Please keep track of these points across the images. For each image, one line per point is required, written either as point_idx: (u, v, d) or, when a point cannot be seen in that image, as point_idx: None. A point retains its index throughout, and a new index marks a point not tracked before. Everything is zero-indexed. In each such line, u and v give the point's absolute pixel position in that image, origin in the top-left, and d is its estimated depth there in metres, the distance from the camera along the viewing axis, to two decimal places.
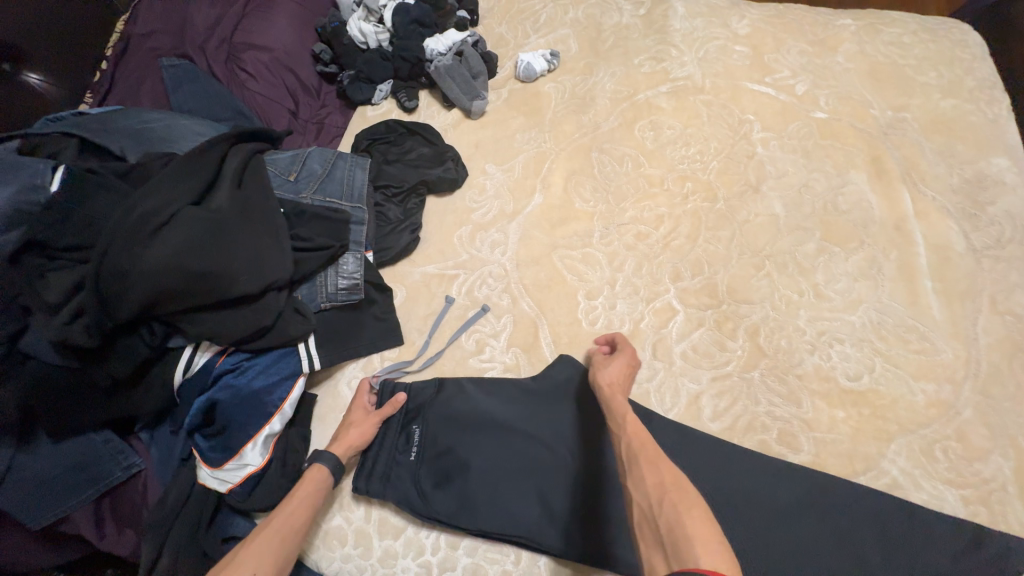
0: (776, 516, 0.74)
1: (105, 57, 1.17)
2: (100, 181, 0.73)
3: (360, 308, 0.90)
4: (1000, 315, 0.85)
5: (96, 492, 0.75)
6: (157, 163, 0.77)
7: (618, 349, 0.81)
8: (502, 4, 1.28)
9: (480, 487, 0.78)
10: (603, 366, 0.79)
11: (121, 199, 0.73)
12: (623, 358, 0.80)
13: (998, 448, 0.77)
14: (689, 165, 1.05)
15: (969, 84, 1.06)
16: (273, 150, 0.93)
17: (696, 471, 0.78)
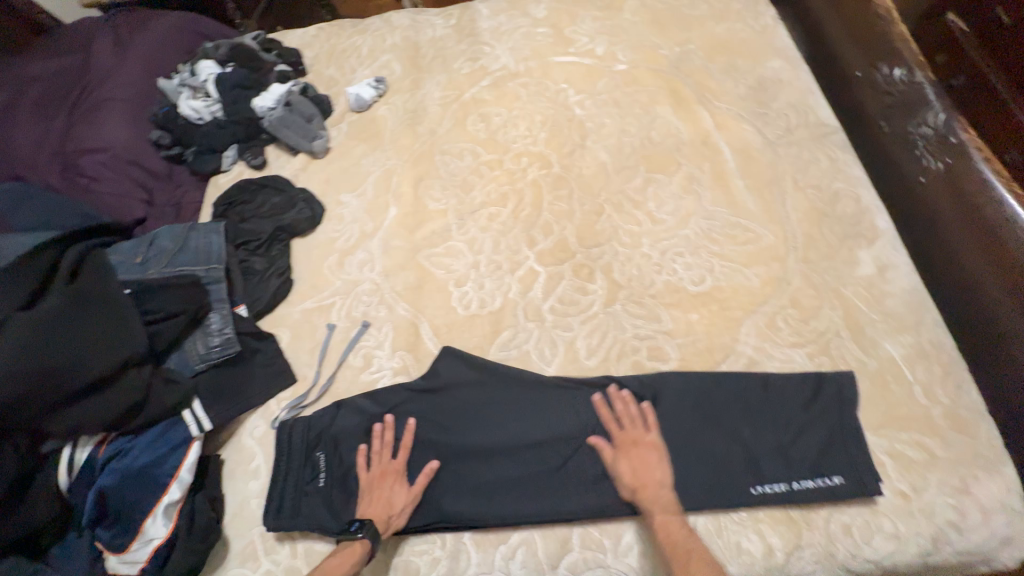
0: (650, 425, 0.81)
1: None
2: None
3: (243, 360, 0.92)
4: (803, 190, 0.96)
5: None
6: None
7: (641, 444, 0.79)
8: (326, 49, 1.37)
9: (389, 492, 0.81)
10: (620, 461, 0.78)
11: None
12: (656, 441, 0.79)
13: (827, 302, 0.86)
14: (522, 142, 1.14)
15: (735, 9, 1.22)
16: (106, 243, 0.98)
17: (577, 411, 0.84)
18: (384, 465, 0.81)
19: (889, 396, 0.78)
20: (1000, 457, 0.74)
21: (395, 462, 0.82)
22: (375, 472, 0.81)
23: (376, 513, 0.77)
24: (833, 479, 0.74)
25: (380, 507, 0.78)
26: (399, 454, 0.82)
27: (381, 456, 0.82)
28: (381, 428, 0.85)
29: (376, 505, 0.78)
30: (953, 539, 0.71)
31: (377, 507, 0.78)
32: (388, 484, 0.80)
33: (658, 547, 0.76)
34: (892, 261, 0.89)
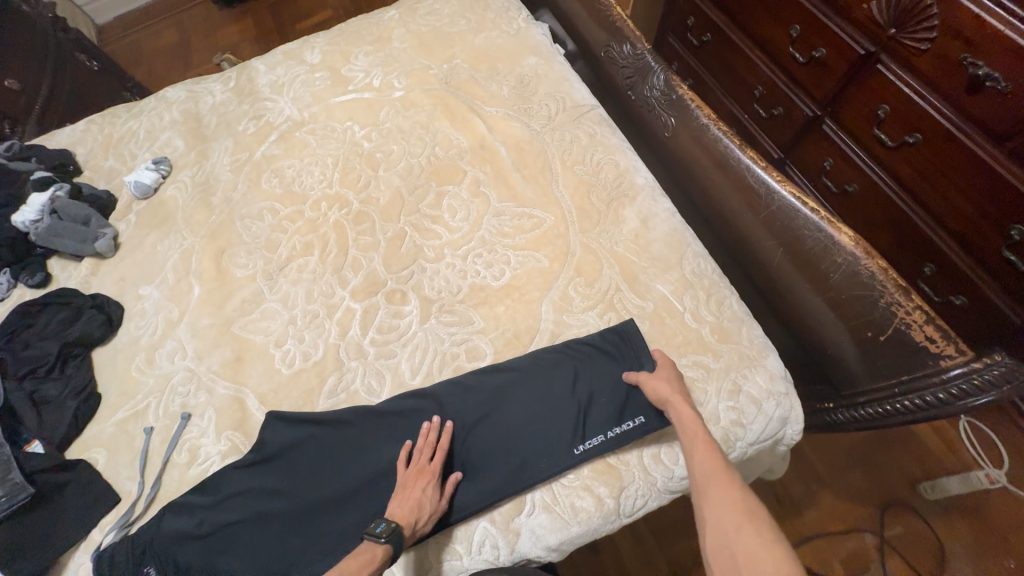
0: (475, 423, 0.84)
1: None
2: None
3: (49, 499, 0.85)
4: (572, 169, 1.06)
5: None
6: None
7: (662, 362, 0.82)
8: (101, 141, 1.29)
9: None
10: (653, 380, 0.79)
11: None
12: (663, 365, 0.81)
13: (605, 263, 0.95)
14: (319, 188, 1.15)
15: (491, 18, 1.32)
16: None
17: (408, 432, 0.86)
18: (420, 464, 0.79)
19: (667, 329, 0.88)
20: (762, 351, 0.87)
21: (432, 463, 0.79)
22: (408, 472, 0.78)
23: (403, 515, 0.74)
24: (638, 419, 0.82)
25: (409, 509, 0.74)
26: (438, 454, 0.79)
27: (416, 457, 0.80)
28: (429, 427, 0.82)
29: (406, 507, 0.75)
30: (741, 435, 0.81)
31: (404, 511, 0.74)
32: (421, 484, 0.76)
33: (506, 534, 0.79)
34: (653, 211, 1.00)
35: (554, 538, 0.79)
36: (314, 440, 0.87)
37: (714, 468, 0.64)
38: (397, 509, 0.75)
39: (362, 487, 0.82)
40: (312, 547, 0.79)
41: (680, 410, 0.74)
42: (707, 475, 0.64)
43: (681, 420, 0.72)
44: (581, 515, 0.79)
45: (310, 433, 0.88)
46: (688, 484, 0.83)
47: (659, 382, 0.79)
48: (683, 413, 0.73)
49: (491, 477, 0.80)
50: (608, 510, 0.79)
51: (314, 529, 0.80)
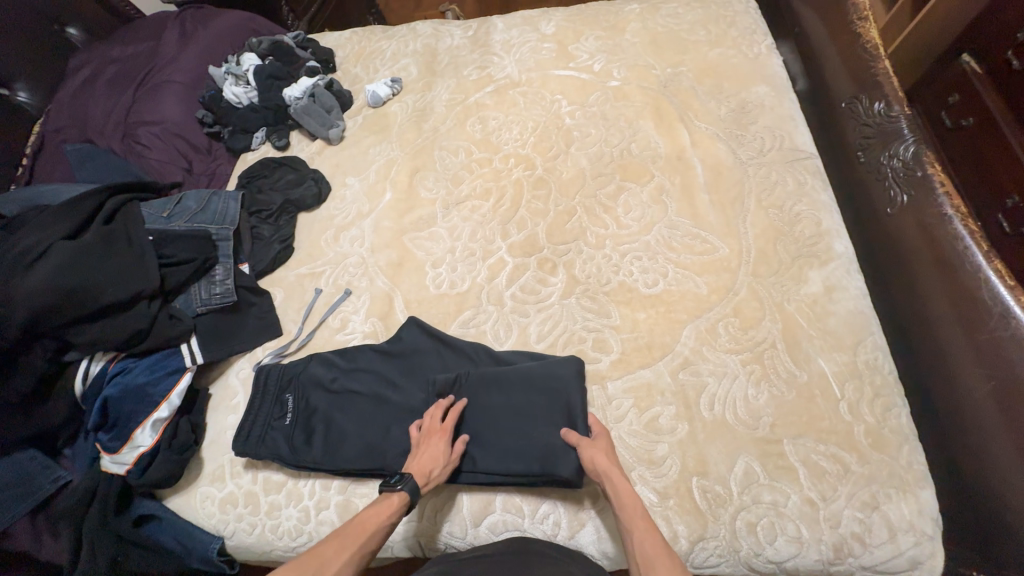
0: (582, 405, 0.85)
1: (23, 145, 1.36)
2: None
3: (241, 310, 1.06)
4: (765, 210, 1.01)
5: (29, 506, 0.88)
6: (33, 213, 0.97)
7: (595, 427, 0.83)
8: (356, 50, 1.52)
9: (343, 438, 0.90)
10: (591, 447, 0.78)
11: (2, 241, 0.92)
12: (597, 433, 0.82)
13: (768, 315, 0.90)
14: (512, 145, 1.23)
15: (733, 35, 1.27)
16: (141, 199, 1.13)
17: (510, 388, 0.89)
18: (433, 424, 0.84)
19: (813, 409, 0.81)
20: (918, 480, 0.75)
21: (443, 423, 0.84)
22: (423, 431, 0.84)
23: (420, 469, 0.78)
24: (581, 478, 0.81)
25: (426, 463, 0.79)
26: (450, 415, 0.85)
27: (429, 419, 0.85)
28: (448, 400, 0.88)
29: (421, 461, 0.79)
30: (857, 552, 0.73)
31: (422, 464, 0.79)
32: (434, 442, 0.82)
33: (571, 518, 0.82)
34: (843, 283, 0.91)
35: (612, 545, 0.80)
36: (437, 355, 0.97)
37: (654, 546, 0.66)
38: (412, 464, 0.80)
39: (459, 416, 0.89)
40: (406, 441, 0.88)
41: (615, 483, 0.74)
42: (648, 555, 0.65)
43: (616, 495, 0.72)
44: None
45: (435, 347, 0.98)
46: (773, 570, 0.75)
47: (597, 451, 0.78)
48: (622, 488, 0.73)
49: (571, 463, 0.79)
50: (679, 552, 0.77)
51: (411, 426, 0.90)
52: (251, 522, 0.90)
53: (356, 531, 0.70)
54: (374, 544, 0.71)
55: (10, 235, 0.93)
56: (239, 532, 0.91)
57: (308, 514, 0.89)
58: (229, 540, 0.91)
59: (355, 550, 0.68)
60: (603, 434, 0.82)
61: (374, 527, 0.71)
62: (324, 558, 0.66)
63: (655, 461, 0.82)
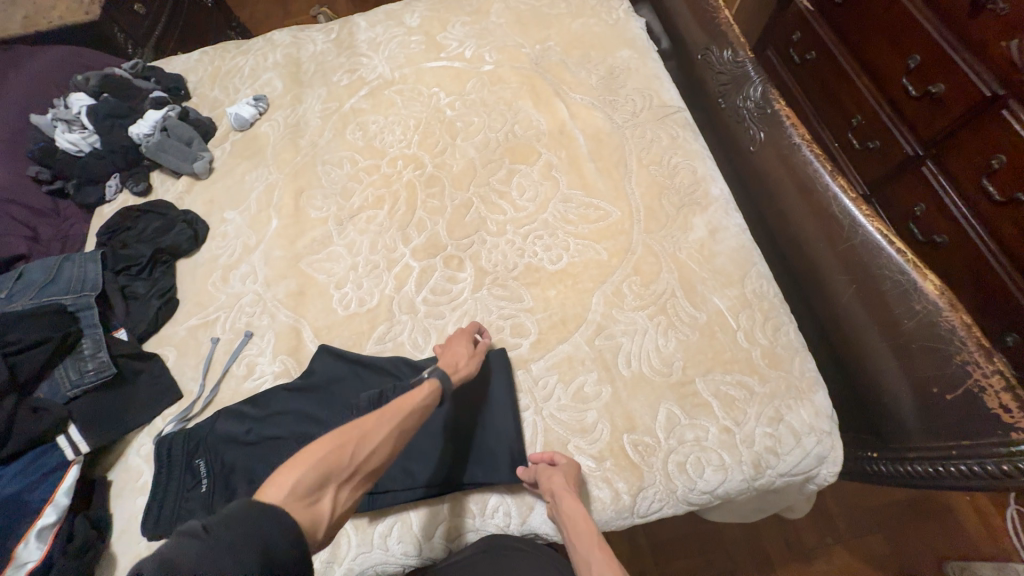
0: (508, 395, 0.87)
1: None
2: None
3: (126, 382, 0.95)
4: (647, 168, 1.05)
5: None
6: None
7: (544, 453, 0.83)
8: (209, 73, 1.39)
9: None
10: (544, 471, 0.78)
11: None
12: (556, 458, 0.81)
13: (665, 267, 0.94)
14: (398, 146, 1.19)
15: (592, 4, 1.31)
16: None
17: None
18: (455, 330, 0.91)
19: (716, 345, 0.87)
20: (812, 386, 0.84)
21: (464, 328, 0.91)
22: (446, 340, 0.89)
23: (445, 366, 0.82)
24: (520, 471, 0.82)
25: (450, 360, 0.83)
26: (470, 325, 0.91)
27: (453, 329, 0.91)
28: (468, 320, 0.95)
29: (447, 359, 0.84)
30: (773, 463, 0.80)
31: (446, 362, 0.83)
32: (457, 344, 0.87)
33: (520, 505, 0.83)
34: (724, 224, 0.98)
35: None
36: (356, 377, 0.93)
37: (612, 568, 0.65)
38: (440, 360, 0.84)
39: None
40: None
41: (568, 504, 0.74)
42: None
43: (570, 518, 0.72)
44: (595, 503, 0.80)
45: (353, 370, 0.94)
46: (709, 500, 0.81)
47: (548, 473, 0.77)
48: (578, 520, 0.72)
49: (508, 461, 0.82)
50: (624, 507, 0.80)
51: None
52: None
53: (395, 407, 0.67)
54: (411, 424, 0.68)
55: None
56: None
57: None
58: None
59: (393, 424, 0.65)
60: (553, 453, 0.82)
61: (410, 403, 0.69)
62: (367, 429, 0.63)
63: (587, 428, 0.84)
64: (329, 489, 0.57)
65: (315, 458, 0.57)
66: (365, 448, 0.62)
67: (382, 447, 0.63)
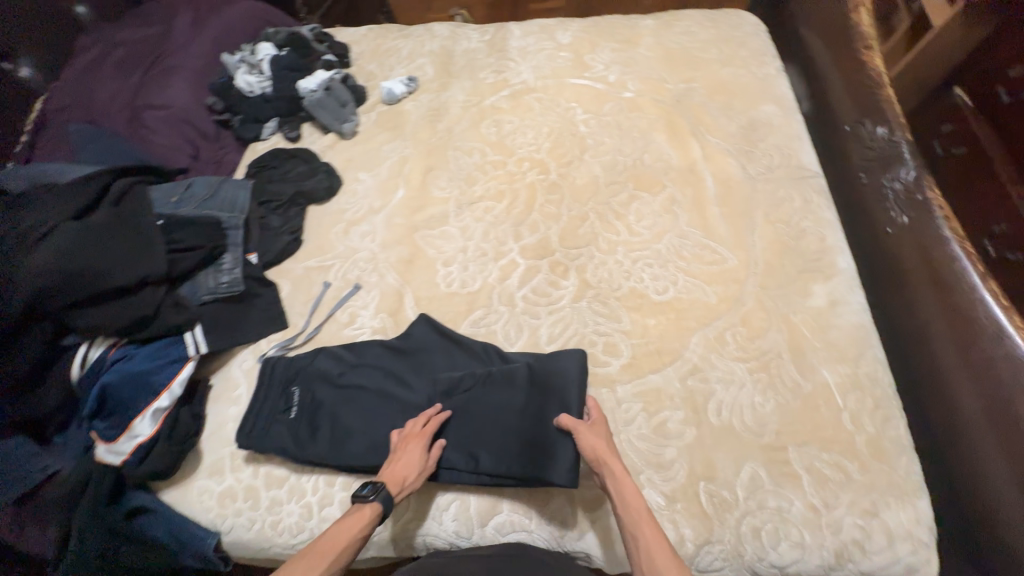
0: (578, 395, 0.85)
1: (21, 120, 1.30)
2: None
3: (247, 300, 1.04)
4: (773, 224, 1.04)
5: (16, 492, 0.85)
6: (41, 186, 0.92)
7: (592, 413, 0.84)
8: (371, 47, 1.52)
9: (348, 436, 0.89)
10: (588, 434, 0.79)
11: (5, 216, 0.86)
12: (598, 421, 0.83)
13: (775, 326, 0.92)
14: (527, 149, 1.25)
15: (743, 56, 1.32)
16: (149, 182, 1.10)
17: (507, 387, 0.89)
18: (411, 430, 0.84)
19: (817, 419, 0.83)
20: (916, 491, 0.78)
21: (423, 428, 0.85)
22: (400, 437, 0.83)
23: (393, 474, 0.78)
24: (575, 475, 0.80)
25: (400, 468, 0.79)
26: (429, 421, 0.85)
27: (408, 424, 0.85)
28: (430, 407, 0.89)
29: (395, 467, 0.79)
30: (857, 559, 0.75)
31: (395, 470, 0.79)
32: (411, 447, 0.82)
33: (578, 520, 0.83)
34: (846, 298, 0.94)
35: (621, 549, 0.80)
36: (448, 355, 0.97)
37: (655, 546, 0.68)
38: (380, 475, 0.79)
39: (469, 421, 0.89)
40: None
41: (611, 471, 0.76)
42: (650, 551, 0.67)
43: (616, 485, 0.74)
44: None
45: (446, 347, 0.98)
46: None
47: (596, 438, 0.79)
48: (626, 486, 0.73)
49: (568, 452, 0.81)
50: (686, 555, 0.78)
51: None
52: (251, 518, 0.88)
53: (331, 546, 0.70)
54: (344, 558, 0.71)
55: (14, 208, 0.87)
56: (238, 527, 0.88)
57: (312, 510, 0.87)
58: (226, 536, 0.89)
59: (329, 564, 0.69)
60: (599, 418, 0.83)
61: (341, 547, 0.71)
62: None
63: (663, 464, 0.83)
64: None
65: None
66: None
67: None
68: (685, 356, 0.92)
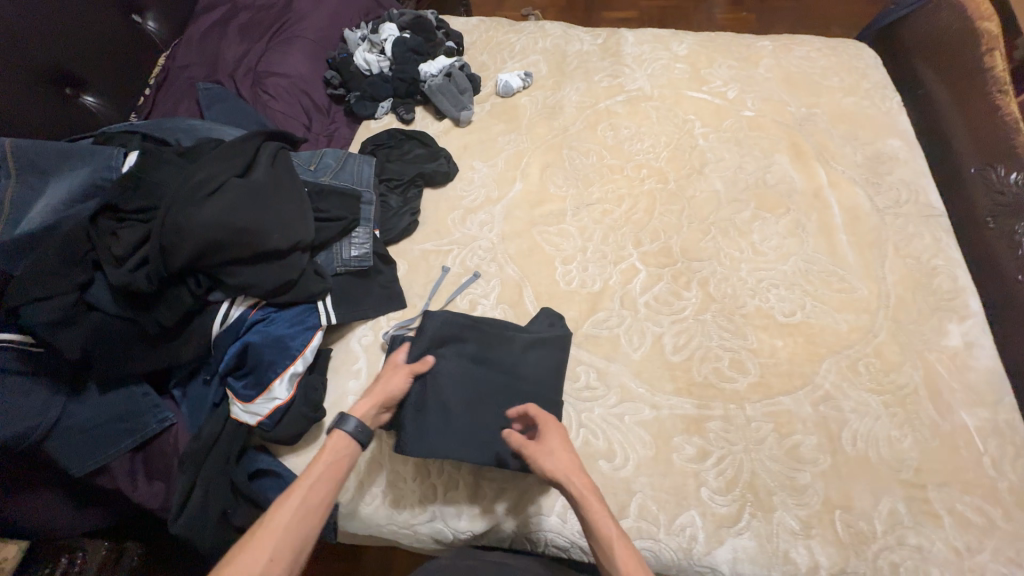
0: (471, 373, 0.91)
1: (149, 74, 1.32)
2: (165, 158, 0.92)
3: (371, 276, 1.04)
4: (902, 259, 1.03)
5: (133, 443, 0.87)
6: (208, 144, 0.96)
7: (548, 423, 0.80)
8: (483, 38, 1.53)
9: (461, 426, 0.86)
10: (539, 451, 0.76)
11: (178, 170, 0.91)
12: (547, 427, 0.79)
13: (909, 361, 0.92)
14: (645, 156, 1.25)
15: (865, 86, 1.31)
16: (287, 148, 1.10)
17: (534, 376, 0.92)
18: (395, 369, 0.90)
19: (956, 459, 0.83)
20: None
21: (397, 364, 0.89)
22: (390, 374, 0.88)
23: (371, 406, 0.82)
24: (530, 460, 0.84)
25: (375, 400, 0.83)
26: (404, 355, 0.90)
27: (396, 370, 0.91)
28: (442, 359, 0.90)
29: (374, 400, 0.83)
30: None
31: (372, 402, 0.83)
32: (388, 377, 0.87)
33: (710, 536, 0.81)
34: (981, 341, 0.94)
35: (754, 570, 0.79)
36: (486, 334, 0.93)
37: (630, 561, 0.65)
38: (360, 406, 0.81)
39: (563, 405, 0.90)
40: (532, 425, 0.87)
41: (573, 486, 0.72)
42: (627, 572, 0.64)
43: (581, 501, 0.71)
44: (790, 565, 0.78)
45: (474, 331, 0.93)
46: None
47: (549, 455, 0.75)
48: (592, 503, 0.70)
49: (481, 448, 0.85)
50: None
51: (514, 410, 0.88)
52: (371, 493, 0.89)
53: (275, 512, 0.66)
54: (304, 518, 0.67)
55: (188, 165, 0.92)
56: (357, 500, 0.89)
57: (434, 493, 0.88)
58: (344, 508, 0.89)
59: (286, 533, 0.64)
60: (547, 425, 0.79)
61: (302, 492, 0.69)
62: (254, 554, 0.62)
63: (798, 488, 0.83)
64: None
65: None
66: (263, 557, 0.62)
67: (285, 546, 0.64)
68: (819, 382, 0.91)
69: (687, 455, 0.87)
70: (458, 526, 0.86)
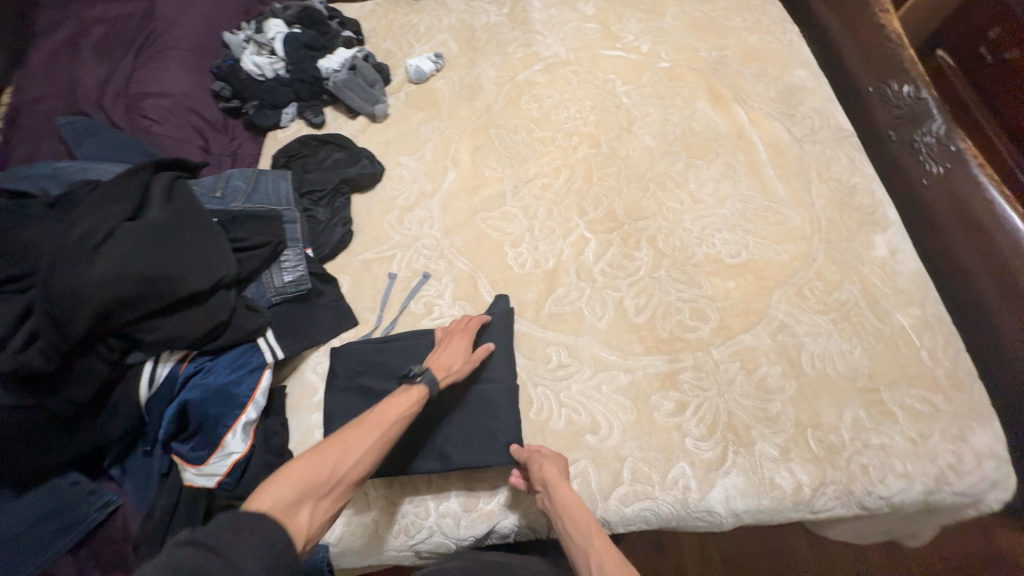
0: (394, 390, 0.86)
1: None
2: (34, 213, 0.79)
3: (312, 298, 0.95)
4: (826, 183, 1.09)
5: (71, 540, 0.75)
6: (83, 188, 0.83)
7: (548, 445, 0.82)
8: (383, 23, 1.42)
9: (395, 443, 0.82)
10: (542, 460, 0.78)
11: (54, 224, 0.78)
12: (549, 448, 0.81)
13: (848, 278, 0.98)
14: (573, 123, 1.23)
15: (766, 22, 1.35)
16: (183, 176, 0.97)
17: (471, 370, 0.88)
18: (456, 327, 0.90)
19: (900, 359, 0.91)
20: (990, 413, 0.87)
21: (465, 325, 0.90)
22: (445, 334, 0.89)
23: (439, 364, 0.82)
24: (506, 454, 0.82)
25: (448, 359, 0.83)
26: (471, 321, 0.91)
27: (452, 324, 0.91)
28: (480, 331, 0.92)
29: (442, 359, 0.83)
30: (952, 480, 0.82)
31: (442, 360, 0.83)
32: (456, 341, 0.87)
33: (701, 481, 0.83)
34: (903, 246, 1.02)
35: (746, 503, 0.82)
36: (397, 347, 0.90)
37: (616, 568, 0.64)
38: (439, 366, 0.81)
39: (501, 387, 0.87)
40: (475, 421, 0.84)
41: (569, 499, 0.73)
42: None
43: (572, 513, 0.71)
44: (776, 490, 0.83)
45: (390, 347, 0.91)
46: (885, 507, 0.83)
47: (551, 465, 0.77)
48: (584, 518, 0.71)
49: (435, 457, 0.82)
50: (805, 499, 0.82)
51: (447, 415, 0.85)
52: (360, 524, 0.84)
53: (373, 420, 0.71)
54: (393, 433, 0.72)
55: (64, 216, 0.79)
56: (346, 536, 0.83)
57: (428, 508, 0.84)
58: (334, 547, 0.83)
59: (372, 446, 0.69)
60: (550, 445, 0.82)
61: (396, 419, 0.73)
62: (349, 446, 0.67)
63: (772, 417, 0.87)
64: (308, 501, 0.60)
65: (295, 478, 0.60)
66: (347, 464, 0.65)
67: (366, 461, 0.67)
68: (773, 314, 0.95)
69: (667, 411, 0.89)
70: (459, 535, 0.83)
